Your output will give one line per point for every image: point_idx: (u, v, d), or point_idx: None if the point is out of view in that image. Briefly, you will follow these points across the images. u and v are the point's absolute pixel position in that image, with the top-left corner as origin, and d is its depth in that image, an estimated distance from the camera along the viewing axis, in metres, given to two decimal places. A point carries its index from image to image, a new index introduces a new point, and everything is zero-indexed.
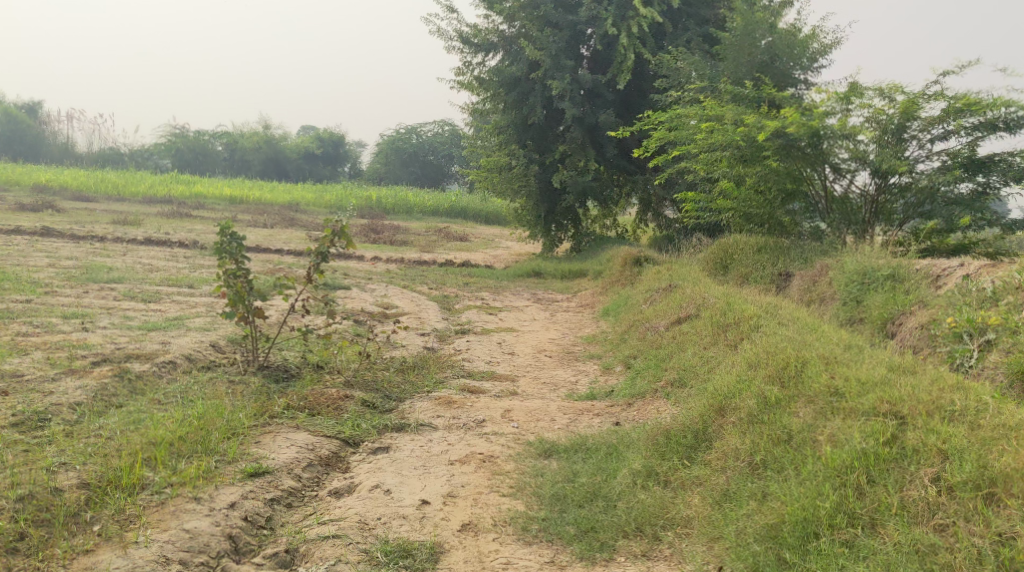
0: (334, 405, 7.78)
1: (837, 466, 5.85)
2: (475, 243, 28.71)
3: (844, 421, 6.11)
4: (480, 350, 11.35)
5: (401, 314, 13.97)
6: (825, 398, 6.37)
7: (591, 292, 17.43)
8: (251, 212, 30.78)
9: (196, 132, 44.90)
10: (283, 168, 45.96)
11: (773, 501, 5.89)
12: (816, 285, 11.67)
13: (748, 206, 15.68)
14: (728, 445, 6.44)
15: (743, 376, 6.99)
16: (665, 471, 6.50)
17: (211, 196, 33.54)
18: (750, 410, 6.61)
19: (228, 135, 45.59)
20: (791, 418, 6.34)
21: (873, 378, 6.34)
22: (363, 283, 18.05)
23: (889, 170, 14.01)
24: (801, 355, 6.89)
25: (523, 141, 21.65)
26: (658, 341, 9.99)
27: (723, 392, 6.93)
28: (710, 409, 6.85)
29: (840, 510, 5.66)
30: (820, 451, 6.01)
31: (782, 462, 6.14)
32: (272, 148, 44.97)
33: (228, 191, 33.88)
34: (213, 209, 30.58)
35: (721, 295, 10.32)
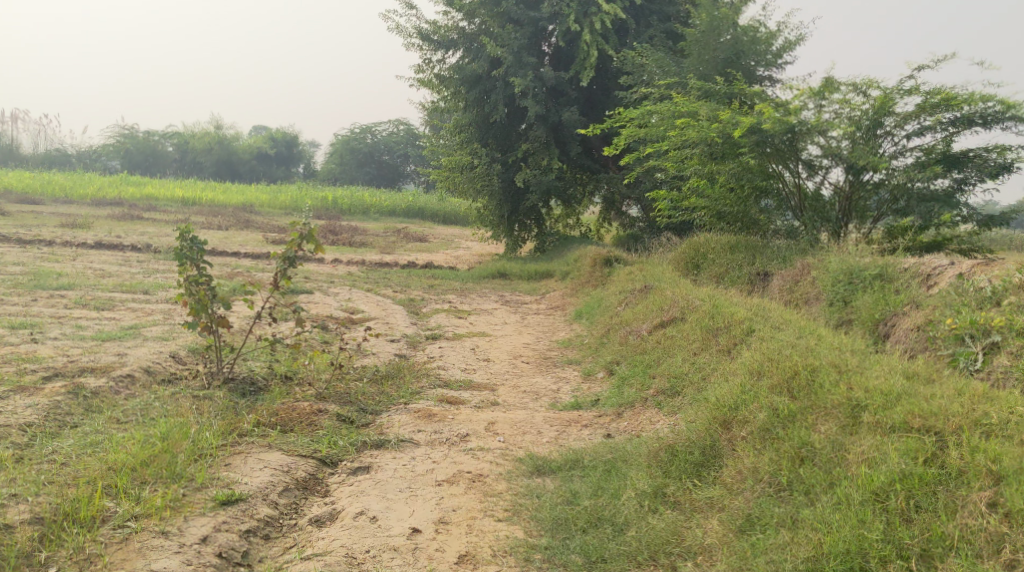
0: (307, 420, 7.29)
1: (877, 493, 5.44)
2: (435, 243, 28.22)
3: (875, 438, 5.73)
4: (454, 357, 10.89)
5: (367, 319, 13.46)
6: (846, 411, 6.00)
7: (560, 293, 17.04)
8: (205, 214, 30.00)
9: (146, 133, 43.86)
10: (237, 169, 45.06)
11: (808, 528, 5.45)
12: (798, 286, 11.39)
13: (720, 205, 15.31)
14: (743, 463, 6.00)
15: (748, 386, 6.60)
16: (674, 492, 6.06)
17: (163, 198, 32.68)
18: (761, 423, 6.20)
19: (179, 135, 44.59)
20: (811, 433, 5.93)
21: (895, 389, 6.00)
22: (326, 287, 17.49)
23: (864, 166, 13.77)
24: (811, 363, 6.52)
25: (485, 140, 21.22)
26: (642, 346, 9.61)
27: (729, 403, 6.51)
28: (716, 421, 6.44)
29: (888, 541, 5.25)
30: (853, 472, 5.60)
31: (810, 483, 5.70)
32: (225, 149, 44.06)
33: (181, 193, 33.02)
34: (165, 211, 29.75)
35: (705, 297, 9.98)
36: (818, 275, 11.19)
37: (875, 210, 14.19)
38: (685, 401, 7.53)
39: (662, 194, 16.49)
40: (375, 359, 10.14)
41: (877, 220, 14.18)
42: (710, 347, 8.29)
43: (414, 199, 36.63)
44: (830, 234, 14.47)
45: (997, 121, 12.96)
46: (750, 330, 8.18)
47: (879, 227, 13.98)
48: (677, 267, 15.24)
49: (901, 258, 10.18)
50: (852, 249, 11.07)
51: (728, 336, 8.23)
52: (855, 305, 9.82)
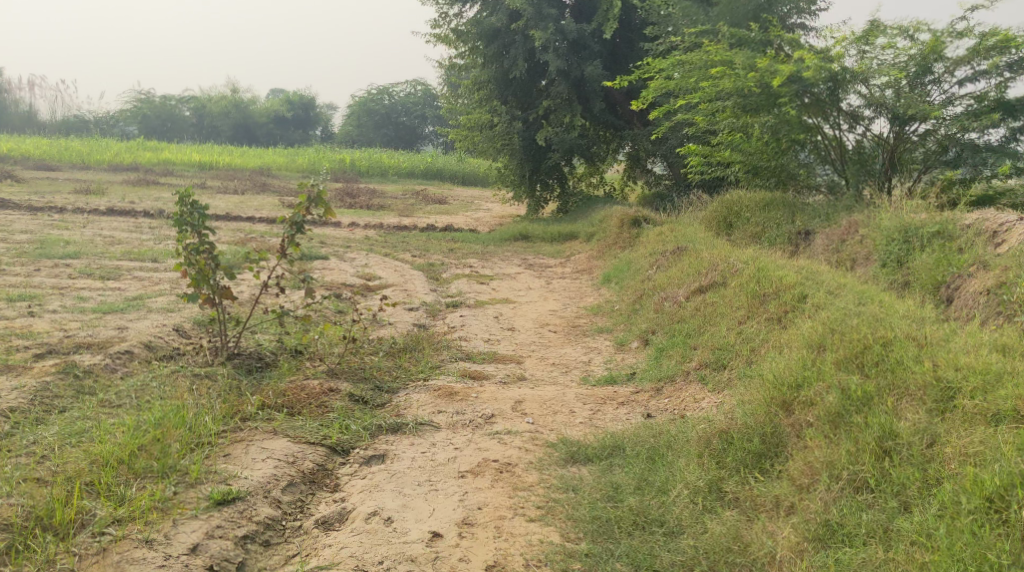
0: (317, 401, 6.63)
1: (990, 497, 4.61)
2: (455, 205, 27.48)
3: (979, 431, 4.95)
4: (477, 326, 10.20)
5: (385, 286, 12.76)
6: (936, 400, 5.26)
7: (586, 255, 16.30)
8: (221, 178, 29.37)
9: (162, 98, 43.27)
10: (254, 133, 44.39)
11: (904, 542, 4.68)
12: (844, 246, 10.62)
13: (756, 160, 14.47)
14: (813, 455, 5.26)
15: (810, 364, 5.89)
16: (734, 488, 5.35)
17: (179, 162, 32.07)
18: (831, 407, 5.45)
19: (196, 99, 43.93)
20: (897, 421, 5.17)
21: (993, 368, 5.26)
22: (343, 252, 16.80)
23: (910, 115, 12.92)
24: (884, 337, 5.81)
25: (505, 98, 20.41)
26: (680, 313, 8.87)
27: (791, 383, 5.79)
28: (776, 403, 5.73)
29: (1008, 560, 4.39)
30: (955, 471, 4.82)
31: (898, 483, 4.95)
32: (242, 112, 43.36)
33: (197, 157, 32.40)
34: (181, 176, 29.14)
35: (748, 260, 9.23)
36: (867, 234, 10.42)
37: (920, 162, 13.34)
38: (733, 377, 6.83)
39: (693, 149, 15.67)
40: (393, 331, 9.47)
41: (923, 172, 13.32)
42: (758, 315, 7.58)
43: (433, 160, 35.91)
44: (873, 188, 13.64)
45: None
46: (802, 299, 7.47)
47: (924, 179, 13.13)
48: (709, 226, 14.46)
49: (961, 215, 9.41)
50: (905, 205, 10.27)
51: (778, 304, 7.49)
52: (913, 266, 9.07)
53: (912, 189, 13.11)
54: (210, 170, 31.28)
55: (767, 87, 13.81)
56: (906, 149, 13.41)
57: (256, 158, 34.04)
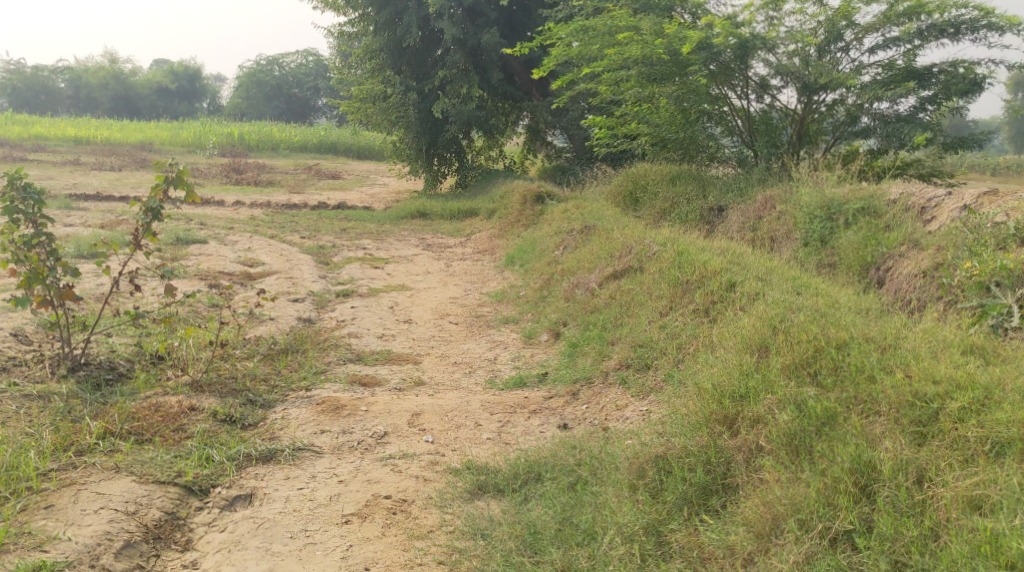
0: (174, 424, 5.62)
1: (1015, 565, 3.88)
2: (348, 180, 26.20)
3: (984, 469, 4.26)
4: (369, 319, 9.19)
5: (269, 274, 11.62)
6: (914, 419, 4.58)
7: (487, 234, 15.40)
8: (96, 153, 27.46)
9: (33, 68, 40.59)
10: (136, 106, 41.91)
11: None
12: (761, 223, 9.94)
13: (663, 132, 13.71)
14: (772, 493, 4.47)
15: (754, 372, 5.14)
16: (681, 534, 4.54)
17: (51, 136, 29.93)
18: (788, 430, 4.71)
19: (70, 69, 41.32)
20: (878, 452, 4.43)
21: (980, 384, 4.61)
22: (224, 234, 15.55)
23: (820, 84, 12.33)
24: (840, 339, 5.13)
25: (398, 67, 19.13)
26: (593, 302, 8.04)
27: (733, 394, 5.05)
28: (717, 421, 4.97)
29: None
30: (968, 527, 4.07)
31: (888, 532, 4.19)
32: (122, 84, 40.80)
33: (72, 132, 30.29)
34: (53, 152, 27.09)
35: (665, 241, 8.46)
36: (785, 211, 9.72)
37: (829, 133, 12.86)
38: (658, 380, 6.05)
39: (597, 121, 14.82)
40: (274, 330, 8.41)
41: (833, 144, 12.80)
42: (681, 307, 6.81)
43: (325, 133, 34.42)
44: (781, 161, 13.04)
45: (971, 30, 11.53)
46: (732, 287, 6.71)
47: (834, 151, 12.61)
48: (614, 202, 13.72)
49: (886, 188, 8.74)
50: (824, 180, 9.63)
51: (703, 295, 6.70)
52: (837, 244, 8.39)
53: (821, 162, 12.56)
54: (86, 145, 29.23)
55: (676, 55, 13.05)
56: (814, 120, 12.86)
57: (138, 132, 32.03)
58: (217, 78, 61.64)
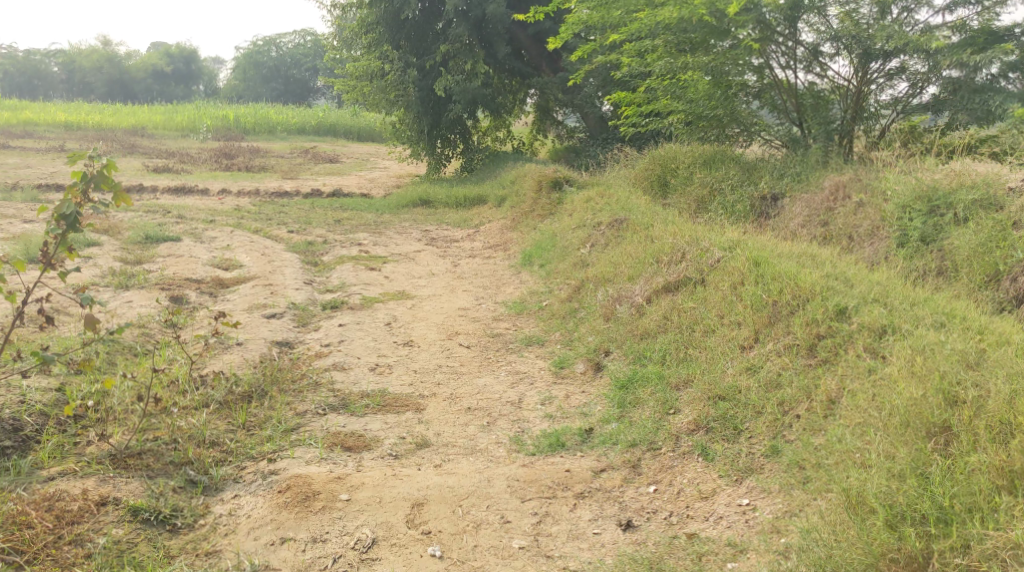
0: (71, 534, 4.05)
1: None
2: (347, 164, 24.42)
3: None
4: (359, 342, 7.49)
5: (245, 282, 9.92)
6: None
7: (499, 226, 13.66)
8: (84, 139, 25.75)
9: (25, 52, 38.76)
10: (131, 90, 40.07)
11: None
12: (834, 215, 8.17)
13: (698, 108, 11.77)
14: None
15: (958, 491, 3.87)
16: None
17: (39, 121, 28.24)
18: None
19: (64, 52, 39.25)
20: None
21: None
22: (202, 231, 13.81)
23: (882, 50, 10.48)
24: None
25: (397, 42, 17.27)
26: (642, 324, 6.32)
27: (918, 518, 3.87)
28: (902, 564, 3.79)
29: None
30: None
31: None
32: (117, 67, 39.01)
33: (63, 116, 28.58)
34: (38, 137, 25.39)
35: (730, 244, 6.71)
36: (867, 203, 7.97)
37: (890, 107, 10.95)
38: (759, 457, 4.59)
39: (621, 96, 12.97)
40: (237, 365, 6.72)
41: (892, 119, 10.95)
42: (772, 342, 5.17)
43: (325, 115, 32.54)
44: (831, 137, 10.99)
45: None
46: (845, 313, 5.10)
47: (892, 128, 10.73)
48: (639, 188, 11.90)
49: (1005, 176, 7.03)
50: (916, 166, 7.88)
51: (806, 327, 5.10)
52: (949, 245, 6.66)
53: (878, 141, 10.71)
54: (75, 130, 27.51)
55: (722, 17, 11.22)
56: (872, 93, 10.95)
57: (128, 116, 30.27)
58: (216, 60, 59.70)
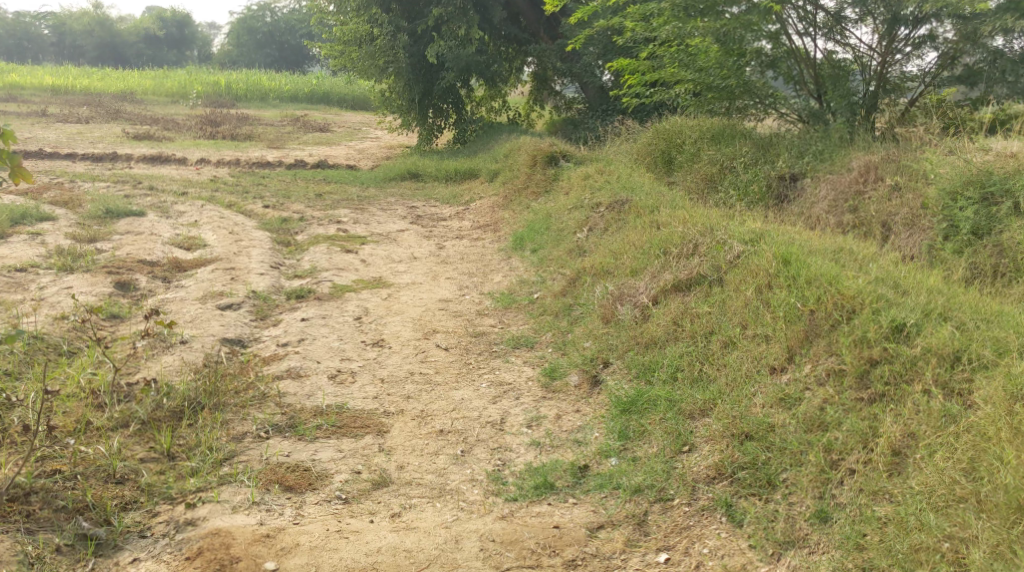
0: None
1: None
2: (337, 134, 23.38)
3: None
4: (321, 342, 6.52)
5: (205, 265, 8.93)
6: None
7: (490, 203, 12.69)
8: (67, 103, 24.66)
9: (15, 13, 37.69)
10: (123, 54, 38.11)
11: None
12: (864, 202, 7.24)
13: (709, 78, 10.74)
14: None
15: None
16: None
17: (24, 83, 27.16)
18: None
19: (55, 14, 38.23)
20: None
21: None
22: (170, 205, 12.80)
23: (912, 15, 9.40)
24: None
25: (387, 5, 16.12)
26: (648, 330, 5.37)
27: None
28: None
29: None
30: None
31: None
32: (109, 31, 37.15)
33: (50, 79, 27.31)
34: (21, 101, 24.32)
35: (750, 238, 5.76)
36: (904, 187, 7.05)
37: (916, 78, 9.89)
38: (803, 524, 3.88)
39: (624, 65, 11.90)
40: (170, 373, 5.76)
41: (919, 91, 9.89)
42: (813, 369, 4.40)
43: (318, 82, 31.32)
44: (853, 113, 9.94)
45: None
46: (903, 332, 4.36)
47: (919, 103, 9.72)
48: (642, 165, 10.92)
49: None
50: (960, 147, 6.95)
51: (855, 350, 4.33)
52: (1009, 241, 5.83)
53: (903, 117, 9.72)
54: (61, 95, 26.23)
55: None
56: (897, 63, 9.90)
57: (116, 80, 29.11)
58: (211, 26, 57.97)
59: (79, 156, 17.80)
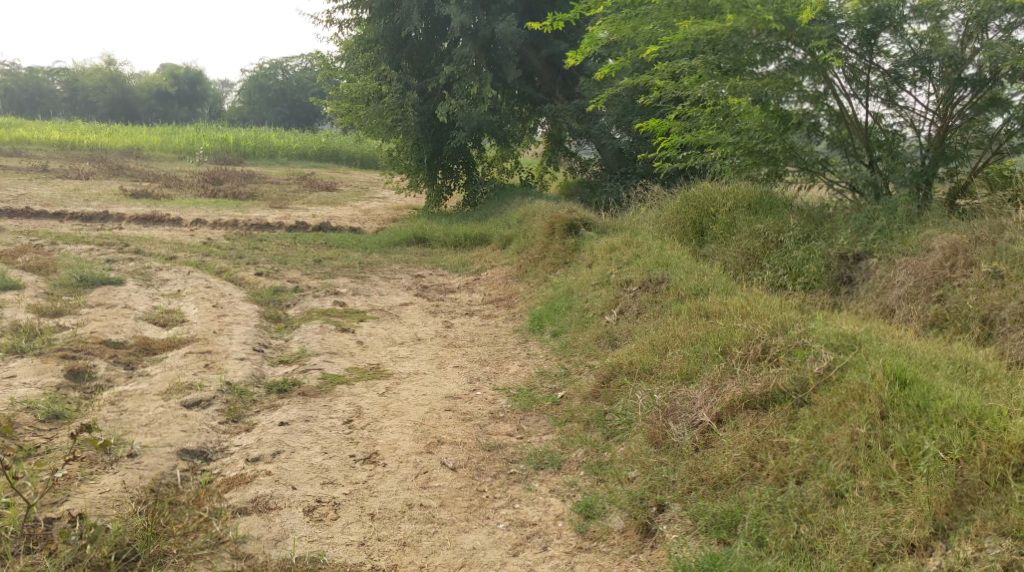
0: None
1: None
2: (345, 193, 22.38)
3: None
4: (301, 457, 5.31)
5: (178, 346, 7.74)
6: None
7: (504, 272, 11.58)
8: (68, 158, 23.64)
9: (27, 68, 36.89)
10: (134, 110, 37.26)
11: None
12: (952, 295, 6.16)
13: (748, 140, 9.01)
14: None
15: None
16: None
17: (28, 137, 26.19)
18: None
19: (67, 69, 37.43)
20: None
21: None
22: (155, 273, 11.64)
23: (976, 74, 7.79)
24: None
25: (397, 63, 15.26)
26: (720, 464, 4.51)
27: None
28: None
29: None
30: None
31: None
32: (121, 87, 36.33)
33: (55, 134, 26.35)
34: (22, 156, 23.32)
35: (843, 346, 4.79)
36: (1006, 277, 6.04)
37: (981, 147, 8.04)
38: None
39: (654, 125, 10.68)
40: (98, 508, 4.51)
41: (983, 162, 8.05)
42: (979, 552, 3.82)
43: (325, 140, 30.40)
44: (907, 187, 8.11)
45: None
46: None
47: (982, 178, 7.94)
48: (669, 235, 9.67)
49: None
50: None
51: None
52: None
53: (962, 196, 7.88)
54: (67, 150, 25.26)
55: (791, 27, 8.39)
56: (958, 131, 8.12)
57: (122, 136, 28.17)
58: (224, 83, 57.36)
59: (68, 215, 16.72)
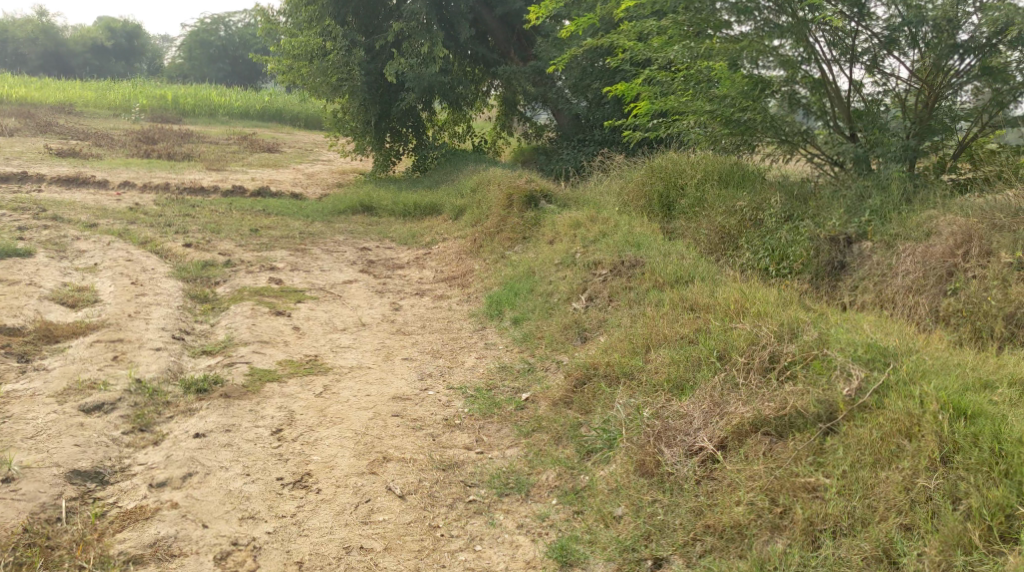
0: None
1: None
2: (288, 155, 21.23)
3: None
4: (217, 479, 4.46)
5: (85, 333, 6.76)
6: None
7: (457, 246, 10.72)
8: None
9: None
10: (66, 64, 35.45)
11: None
12: (968, 289, 5.49)
13: (724, 109, 7.84)
14: None
15: None
16: None
17: None
18: None
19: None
20: None
21: None
22: (72, 243, 10.54)
23: (972, 39, 6.80)
24: None
25: (342, 17, 14.14)
26: (730, 509, 3.92)
27: None
28: None
29: None
30: None
31: None
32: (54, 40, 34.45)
33: None
34: None
35: (881, 377, 4.16)
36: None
37: (972, 120, 7.03)
38: None
39: (621, 89, 9.71)
40: None
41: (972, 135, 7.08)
42: None
43: (268, 98, 29.02)
44: (889, 161, 7.06)
45: None
46: None
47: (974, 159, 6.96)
48: (633, 210, 8.62)
49: None
50: None
51: None
52: None
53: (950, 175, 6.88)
54: None
55: None
56: (949, 103, 7.12)
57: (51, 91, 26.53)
58: (164, 40, 55.25)
59: None
